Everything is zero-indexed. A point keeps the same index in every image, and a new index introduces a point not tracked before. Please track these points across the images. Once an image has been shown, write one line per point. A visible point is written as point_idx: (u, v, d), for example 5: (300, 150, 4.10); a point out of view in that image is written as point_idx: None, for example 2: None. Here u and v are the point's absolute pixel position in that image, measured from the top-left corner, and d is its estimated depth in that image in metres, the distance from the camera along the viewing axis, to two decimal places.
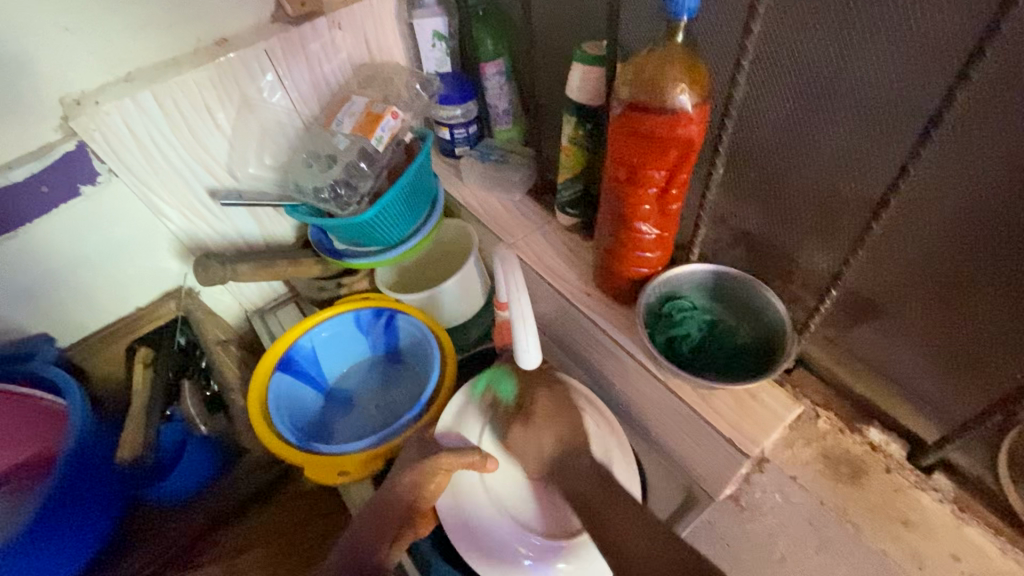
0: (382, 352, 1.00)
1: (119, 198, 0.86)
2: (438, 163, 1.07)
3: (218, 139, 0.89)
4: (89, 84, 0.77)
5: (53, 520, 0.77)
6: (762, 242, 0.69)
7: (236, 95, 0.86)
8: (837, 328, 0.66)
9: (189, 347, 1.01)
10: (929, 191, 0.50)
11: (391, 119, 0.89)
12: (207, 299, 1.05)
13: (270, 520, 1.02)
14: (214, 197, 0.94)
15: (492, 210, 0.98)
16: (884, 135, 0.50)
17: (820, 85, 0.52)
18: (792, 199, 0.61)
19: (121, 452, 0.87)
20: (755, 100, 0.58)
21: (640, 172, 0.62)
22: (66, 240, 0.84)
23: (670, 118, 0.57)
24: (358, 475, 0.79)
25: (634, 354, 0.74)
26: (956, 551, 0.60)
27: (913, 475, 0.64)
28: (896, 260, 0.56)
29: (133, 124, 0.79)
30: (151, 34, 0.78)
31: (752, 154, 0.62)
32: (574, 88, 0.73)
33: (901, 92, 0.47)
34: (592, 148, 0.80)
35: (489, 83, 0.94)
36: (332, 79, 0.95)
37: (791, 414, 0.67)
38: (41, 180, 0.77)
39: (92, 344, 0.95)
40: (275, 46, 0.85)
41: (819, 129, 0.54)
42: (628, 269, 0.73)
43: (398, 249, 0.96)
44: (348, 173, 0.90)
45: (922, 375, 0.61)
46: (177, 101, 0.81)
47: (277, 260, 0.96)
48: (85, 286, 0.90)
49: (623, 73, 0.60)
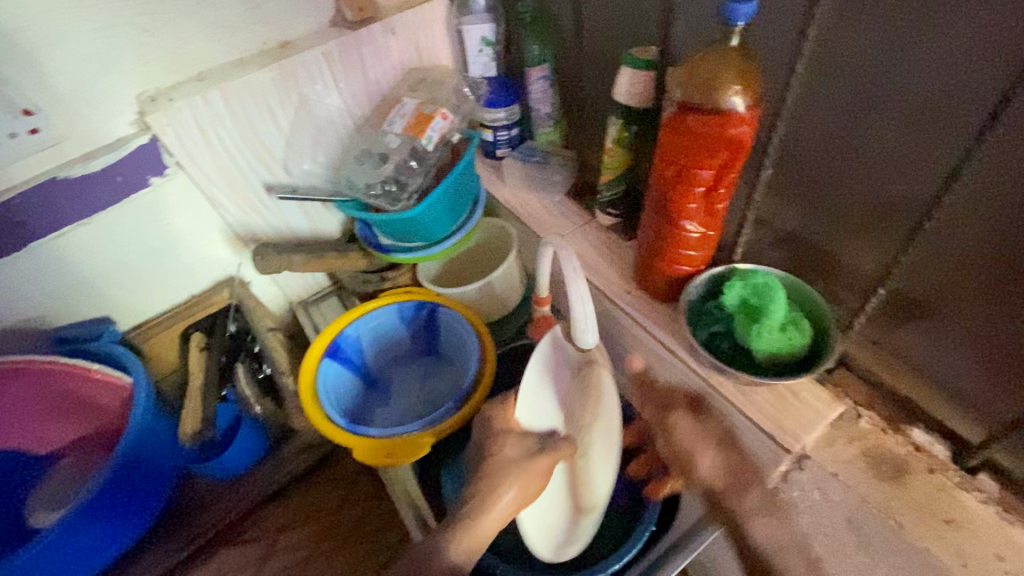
0: (422, 344, 1.02)
1: (183, 189, 0.91)
2: (480, 164, 1.11)
3: (276, 136, 0.93)
4: (164, 82, 0.82)
5: (113, 489, 0.82)
6: (806, 242, 0.70)
7: (295, 95, 0.90)
8: (881, 329, 0.67)
9: (240, 333, 1.03)
10: (980, 193, 0.51)
11: (441, 120, 0.93)
12: (257, 289, 1.09)
13: (316, 499, 1.05)
14: (269, 191, 0.99)
15: (533, 209, 1.01)
16: (935, 136, 0.51)
17: (872, 88, 0.53)
18: (839, 200, 0.63)
19: (185, 428, 0.89)
20: (806, 102, 0.60)
21: (688, 172, 0.64)
22: (135, 226, 0.90)
23: (721, 120, 0.59)
24: (404, 459, 0.81)
25: (675, 348, 0.76)
26: (999, 550, 0.60)
27: (957, 476, 0.65)
28: (942, 260, 0.57)
29: (202, 119, 0.84)
30: (223, 36, 0.83)
31: (800, 156, 0.64)
32: (622, 92, 0.75)
33: (955, 95, 0.49)
34: (635, 149, 0.82)
35: (533, 87, 0.97)
36: (383, 82, 0.99)
37: (834, 413, 0.69)
38: (116, 170, 0.82)
39: (150, 328, 1.00)
40: (334, 49, 0.89)
41: (870, 131, 0.56)
42: (671, 266, 0.76)
43: (442, 245, 0.99)
44: (398, 171, 0.94)
45: (966, 377, 0.62)
46: (243, 99, 0.86)
47: (328, 253, 1.00)
48: (147, 271, 0.96)
49: (676, 76, 0.63)
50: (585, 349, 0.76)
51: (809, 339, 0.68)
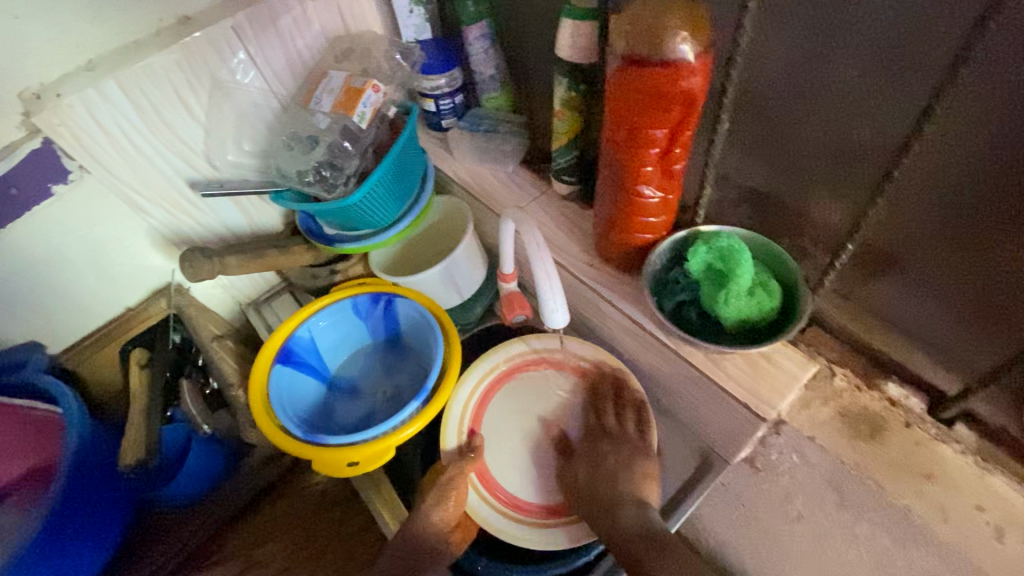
0: (383, 338, 0.97)
1: (95, 194, 0.82)
2: (425, 137, 1.03)
3: (193, 127, 0.83)
4: (48, 75, 0.71)
5: (62, 526, 0.77)
6: (770, 197, 0.66)
7: (206, 78, 0.79)
8: (851, 283, 0.64)
9: (185, 345, 0.98)
10: (955, 133, 0.47)
11: (373, 93, 0.85)
12: (199, 294, 1.01)
13: (284, 509, 1.05)
14: (194, 188, 0.88)
15: (486, 182, 0.94)
16: (906, 72, 0.46)
17: (836, 21, 0.48)
18: (804, 151, 0.58)
19: (126, 459, 0.84)
20: (762, 44, 0.55)
21: (641, 133, 0.59)
22: (45, 241, 0.80)
23: (672, 71, 0.53)
24: (366, 467, 0.77)
25: (643, 323, 0.72)
26: (980, 501, 0.60)
27: (934, 429, 0.64)
28: (912, 207, 0.54)
29: (101, 115, 0.73)
30: (109, 17, 0.71)
31: (759, 106, 0.59)
32: (564, 47, 0.68)
33: (927, 24, 0.43)
34: (587, 111, 0.76)
35: (473, 47, 0.89)
36: (308, 55, 0.89)
37: (806, 373, 0.66)
38: (9, 181, 0.72)
39: (84, 349, 0.92)
40: (243, 21, 0.78)
41: (832, 71, 0.51)
42: (631, 236, 0.70)
43: (391, 230, 0.91)
44: (331, 153, 0.84)
45: (940, 326, 0.59)
46: (145, 87, 0.75)
47: (267, 251, 0.93)
48: (68, 286, 0.86)
49: (618, 24, 0.56)
50: (558, 324, 0.73)
51: (779, 300, 0.64)
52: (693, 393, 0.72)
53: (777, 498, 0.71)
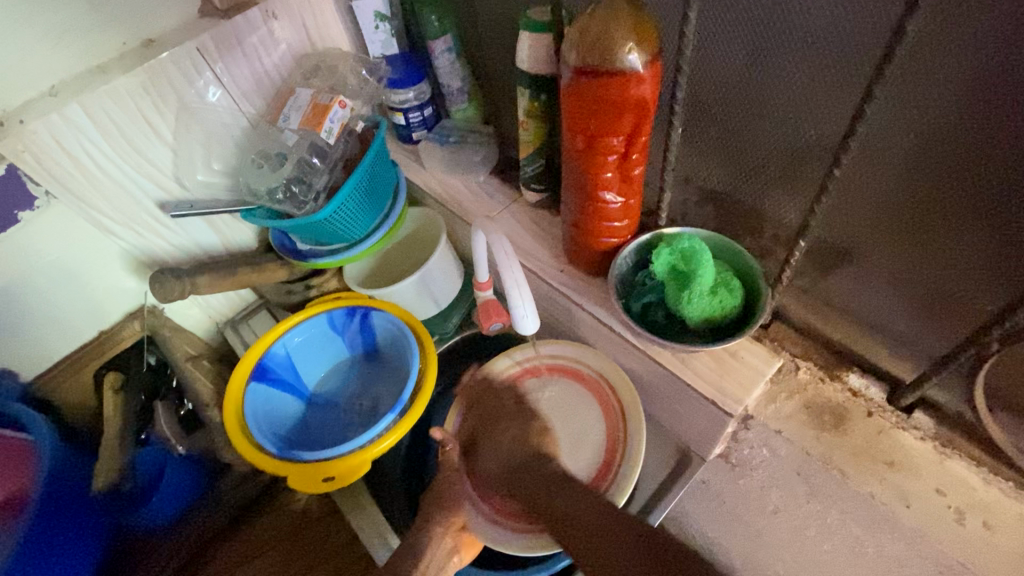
0: (361, 351, 0.97)
1: (64, 219, 0.81)
2: (397, 149, 1.04)
3: (161, 148, 0.83)
4: (12, 101, 0.71)
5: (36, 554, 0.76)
6: (728, 198, 0.68)
7: (172, 99, 0.80)
8: (810, 278, 0.67)
9: (159, 366, 0.98)
10: (890, 129, 0.49)
11: (340, 109, 0.85)
12: (174, 315, 1.00)
13: (264, 531, 1.04)
14: (164, 210, 0.88)
15: (458, 193, 0.96)
16: (844, 74, 0.49)
17: (775, 28, 0.50)
18: (757, 152, 0.60)
19: (100, 479, 0.88)
20: (707, 52, 0.57)
21: (598, 140, 0.60)
22: (13, 269, 0.80)
23: (623, 80, 0.55)
24: (342, 482, 0.77)
25: (614, 326, 0.73)
26: (939, 486, 0.62)
27: (894, 417, 0.66)
28: (860, 202, 0.56)
29: (66, 140, 0.73)
30: (71, 41, 0.72)
31: (709, 111, 0.61)
32: (524, 59, 0.70)
33: (857, 29, 0.46)
34: (549, 119, 0.77)
35: (439, 60, 0.90)
36: (275, 74, 0.90)
37: (772, 368, 0.67)
38: None
39: (57, 376, 0.91)
40: (207, 42, 0.79)
41: (775, 75, 0.53)
42: (598, 240, 0.72)
43: (364, 243, 0.92)
44: (301, 170, 0.85)
45: (897, 317, 0.61)
46: (109, 111, 0.75)
47: (240, 269, 0.93)
48: (35, 312, 0.85)
49: (568, 37, 0.57)
50: (529, 329, 0.74)
51: (739, 298, 0.65)
52: (664, 391, 0.73)
53: (752, 494, 0.70)
